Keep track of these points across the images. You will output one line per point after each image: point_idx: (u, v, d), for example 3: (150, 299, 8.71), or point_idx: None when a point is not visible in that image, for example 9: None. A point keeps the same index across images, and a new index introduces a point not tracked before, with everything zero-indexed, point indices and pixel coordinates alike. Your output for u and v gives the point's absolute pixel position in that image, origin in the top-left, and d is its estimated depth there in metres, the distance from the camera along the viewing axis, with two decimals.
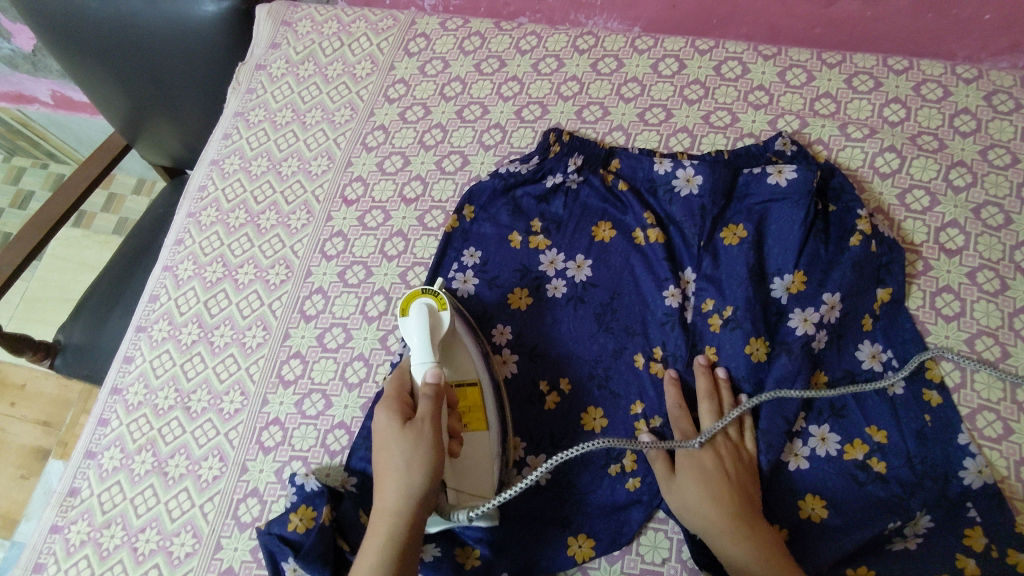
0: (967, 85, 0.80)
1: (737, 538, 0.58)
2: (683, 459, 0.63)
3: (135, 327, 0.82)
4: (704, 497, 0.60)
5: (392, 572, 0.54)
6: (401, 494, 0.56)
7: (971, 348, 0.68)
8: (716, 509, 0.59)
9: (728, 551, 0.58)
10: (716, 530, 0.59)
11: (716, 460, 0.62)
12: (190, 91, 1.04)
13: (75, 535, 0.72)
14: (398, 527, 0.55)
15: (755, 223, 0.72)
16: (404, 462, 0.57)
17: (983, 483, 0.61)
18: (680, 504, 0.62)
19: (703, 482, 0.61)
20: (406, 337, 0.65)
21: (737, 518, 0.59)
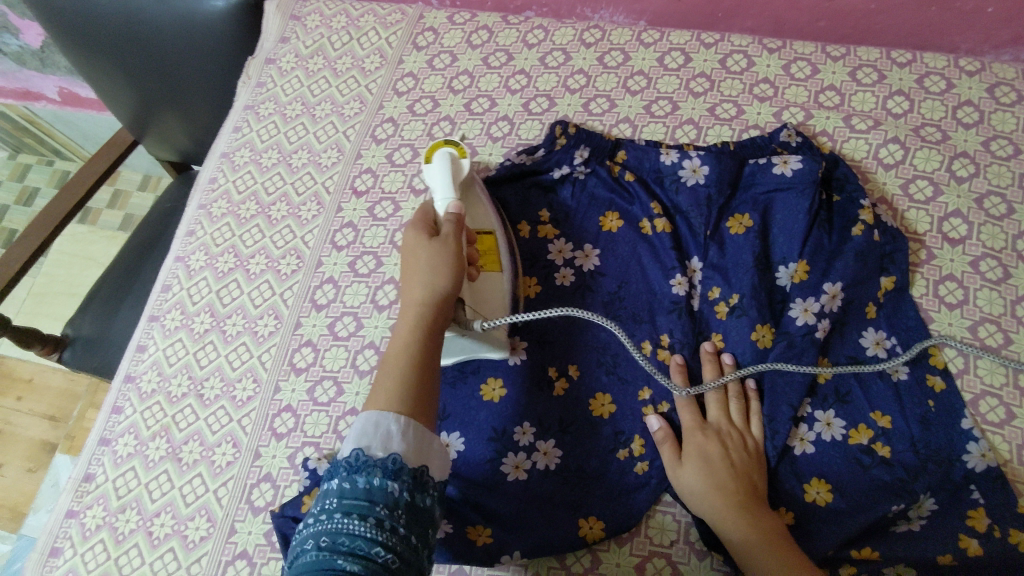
0: (969, 77, 0.81)
1: (743, 523, 0.59)
2: (688, 447, 0.64)
3: (148, 316, 0.83)
4: (708, 484, 0.61)
5: (422, 350, 0.57)
6: (429, 285, 0.59)
7: (974, 335, 0.69)
8: (721, 496, 0.60)
9: (734, 536, 0.59)
10: (722, 515, 0.60)
11: (721, 447, 0.63)
12: (198, 86, 1.05)
13: (91, 520, 0.73)
14: (426, 316, 0.58)
15: (761, 213, 0.73)
16: (432, 258, 0.60)
17: (986, 466, 0.62)
18: (687, 491, 0.63)
19: (708, 470, 0.62)
20: (428, 180, 0.71)
21: (743, 504, 0.60)
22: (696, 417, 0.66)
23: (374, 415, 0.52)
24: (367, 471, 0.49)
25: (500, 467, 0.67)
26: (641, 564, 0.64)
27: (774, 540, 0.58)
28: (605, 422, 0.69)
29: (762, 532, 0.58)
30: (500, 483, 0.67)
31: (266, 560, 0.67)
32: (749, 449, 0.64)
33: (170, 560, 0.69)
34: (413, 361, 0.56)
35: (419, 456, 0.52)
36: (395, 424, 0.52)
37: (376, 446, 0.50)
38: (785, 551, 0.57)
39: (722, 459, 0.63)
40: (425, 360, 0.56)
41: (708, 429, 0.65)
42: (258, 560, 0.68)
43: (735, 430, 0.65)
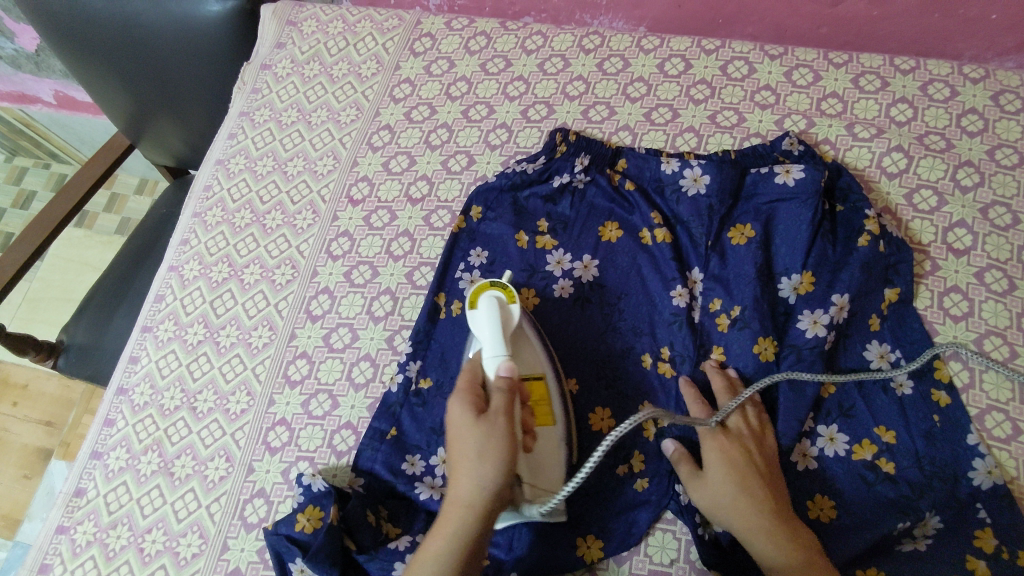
0: (974, 85, 0.80)
1: (773, 535, 0.56)
2: (710, 455, 0.62)
3: (141, 327, 0.82)
4: (737, 497, 0.58)
5: (459, 558, 0.53)
6: (474, 485, 0.55)
7: (980, 348, 0.68)
8: (749, 505, 0.58)
9: (762, 547, 0.56)
10: (751, 525, 0.57)
11: (745, 454, 0.61)
12: (193, 90, 1.04)
13: (82, 536, 0.72)
14: (463, 519, 0.54)
15: (763, 223, 0.72)
16: (479, 455, 0.55)
17: (993, 484, 0.61)
18: (711, 500, 0.60)
19: (735, 476, 0.59)
20: (473, 327, 0.64)
21: (772, 513, 0.57)
22: (713, 424, 0.63)
23: None
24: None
25: None
26: None
27: (806, 555, 0.55)
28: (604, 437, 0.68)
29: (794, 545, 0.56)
30: None
31: None
32: (769, 456, 0.62)
33: None
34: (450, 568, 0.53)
35: None
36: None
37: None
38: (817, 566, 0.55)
39: (746, 465, 0.60)
40: (459, 571, 0.53)
41: (729, 435, 0.62)
42: None
43: (750, 432, 0.63)
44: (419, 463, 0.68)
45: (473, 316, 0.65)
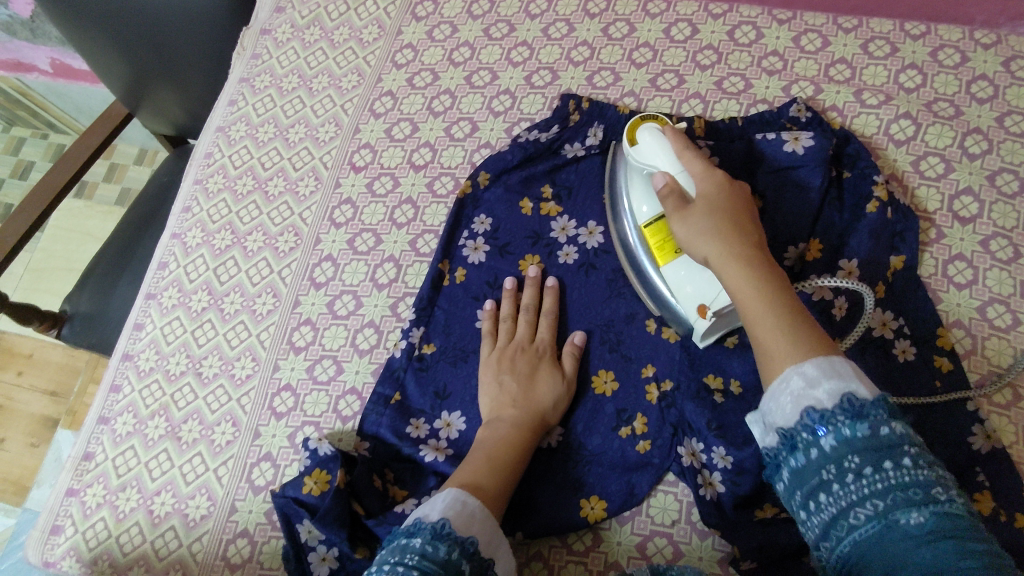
0: (985, 50, 0.79)
1: (751, 278, 0.52)
2: (700, 194, 0.59)
3: (144, 294, 0.82)
4: (715, 227, 0.56)
5: (517, 450, 0.62)
6: (546, 398, 0.66)
7: (983, 316, 0.68)
8: (723, 237, 0.55)
9: (730, 281, 0.53)
10: (719, 250, 0.55)
11: (730, 212, 0.57)
12: (177, 37, 1.00)
13: (91, 499, 0.73)
14: (521, 442, 0.63)
15: (771, 192, 0.71)
16: (555, 385, 0.67)
17: (991, 448, 0.62)
18: (691, 235, 0.57)
19: (714, 217, 0.57)
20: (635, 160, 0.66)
21: (742, 243, 0.55)
22: (705, 163, 0.61)
23: (460, 493, 0.55)
24: (448, 544, 0.50)
25: None
26: (642, 543, 0.64)
27: (778, 296, 0.51)
28: (607, 399, 0.68)
29: (770, 277, 0.52)
30: None
31: (267, 538, 0.68)
32: (749, 208, 0.59)
33: (171, 538, 0.69)
34: (516, 452, 0.62)
35: (491, 548, 0.53)
36: (477, 509, 0.54)
37: (458, 524, 0.52)
38: (789, 313, 0.50)
39: (729, 207, 0.58)
40: (510, 478, 0.60)
41: (710, 174, 0.60)
42: (259, 538, 0.68)
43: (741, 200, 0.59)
44: (423, 428, 0.69)
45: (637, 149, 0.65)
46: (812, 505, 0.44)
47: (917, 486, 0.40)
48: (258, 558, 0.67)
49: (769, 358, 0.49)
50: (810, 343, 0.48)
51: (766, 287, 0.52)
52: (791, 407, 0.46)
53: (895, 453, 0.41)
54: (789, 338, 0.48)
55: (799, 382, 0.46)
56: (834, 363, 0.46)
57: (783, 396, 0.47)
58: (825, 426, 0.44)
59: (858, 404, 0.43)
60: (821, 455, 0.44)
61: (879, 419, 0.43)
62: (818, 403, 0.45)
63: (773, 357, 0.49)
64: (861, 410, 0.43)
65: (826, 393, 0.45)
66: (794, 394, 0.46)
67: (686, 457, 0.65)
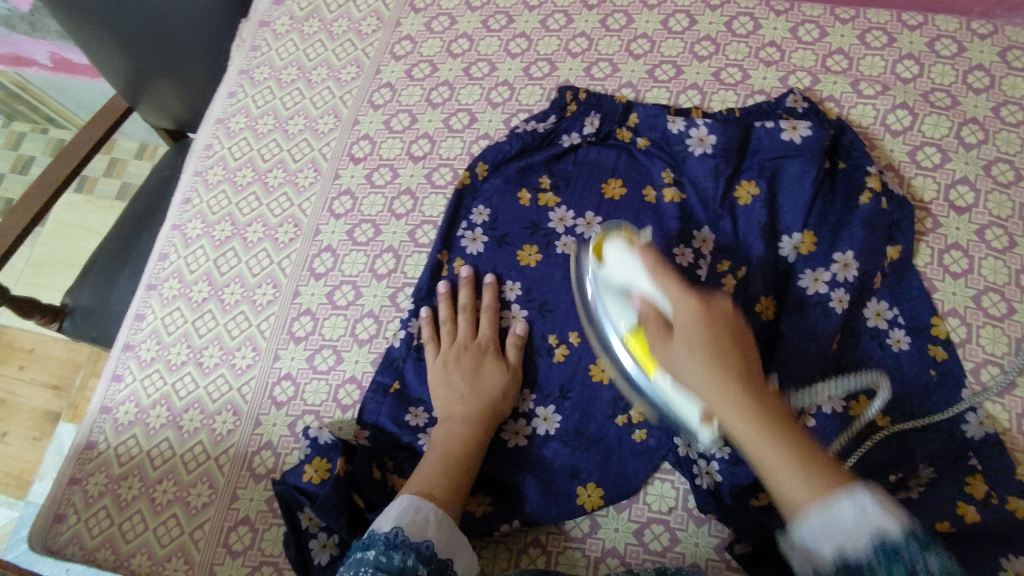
0: (981, 40, 0.79)
1: (759, 438, 0.44)
2: (677, 316, 0.53)
3: (146, 285, 0.83)
4: (699, 355, 0.49)
5: (470, 443, 0.63)
6: (492, 389, 0.67)
7: (978, 304, 0.68)
8: (710, 362, 0.48)
9: (716, 403, 0.47)
10: (703, 371, 0.48)
11: (716, 327, 0.50)
12: (175, 28, 1.01)
13: (94, 487, 0.73)
14: (475, 437, 0.64)
15: (768, 179, 0.72)
16: (501, 374, 0.68)
17: (984, 434, 0.62)
18: (675, 362, 0.51)
19: (698, 330, 0.50)
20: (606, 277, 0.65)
21: (726, 356, 0.48)
22: (679, 281, 0.56)
23: (415, 498, 0.56)
24: (404, 550, 0.51)
25: (500, 434, 0.69)
26: (640, 529, 0.64)
27: (777, 421, 0.45)
28: (604, 387, 0.69)
29: (781, 432, 0.44)
30: (501, 449, 0.68)
31: (268, 526, 0.68)
32: (729, 309, 0.53)
33: (173, 526, 0.70)
34: (470, 445, 0.63)
35: (448, 550, 0.54)
36: (433, 514, 0.55)
37: (413, 531, 0.53)
38: (802, 448, 0.43)
39: (709, 325, 0.51)
40: (466, 476, 0.61)
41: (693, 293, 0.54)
42: (260, 525, 0.68)
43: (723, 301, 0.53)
44: (422, 416, 0.70)
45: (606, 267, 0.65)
46: None
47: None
48: (259, 545, 0.68)
49: (789, 503, 0.42)
50: (829, 479, 0.41)
51: (777, 439, 0.43)
52: (829, 553, 0.39)
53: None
54: (806, 483, 0.41)
55: (840, 527, 0.39)
56: (861, 501, 0.39)
57: (819, 540, 0.40)
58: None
59: (894, 548, 0.38)
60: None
61: (917, 559, 0.37)
62: (854, 546, 0.38)
63: (792, 491, 0.42)
64: (896, 555, 0.37)
65: (857, 535, 0.38)
66: (826, 532, 0.39)
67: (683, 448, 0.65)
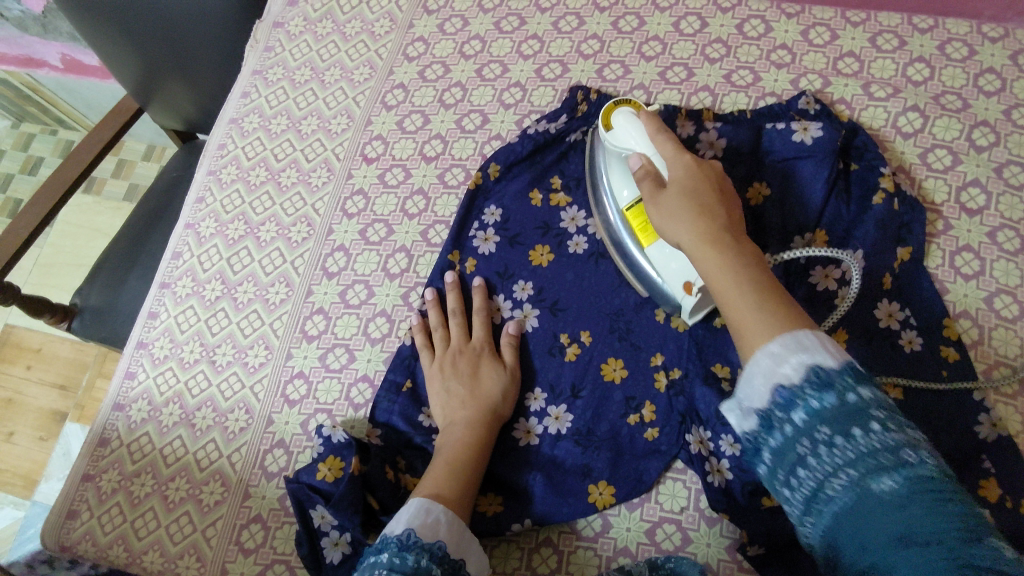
0: (992, 44, 0.79)
1: (728, 266, 0.50)
2: (672, 177, 0.58)
3: (159, 283, 0.83)
4: (690, 211, 0.54)
5: (473, 448, 0.63)
6: (491, 392, 0.67)
7: (990, 306, 0.68)
8: (697, 218, 0.53)
9: (701, 263, 0.52)
10: (692, 228, 0.53)
11: (709, 193, 0.56)
12: (190, 30, 1.02)
13: (107, 484, 0.74)
14: (478, 441, 0.64)
15: (780, 180, 0.72)
16: (499, 377, 0.68)
17: (997, 436, 0.62)
18: (664, 218, 0.56)
19: (688, 198, 0.55)
20: (608, 150, 0.67)
21: (714, 219, 0.53)
22: (676, 147, 0.60)
23: (425, 501, 0.56)
24: (416, 551, 0.51)
25: (512, 433, 0.69)
26: (651, 529, 0.64)
27: (755, 271, 0.49)
28: (616, 386, 0.69)
29: (749, 270, 0.49)
30: (513, 448, 0.68)
31: (281, 524, 0.69)
32: (721, 184, 0.58)
33: (186, 523, 0.70)
34: (474, 450, 0.63)
35: (461, 551, 0.54)
36: (443, 515, 0.55)
37: (425, 533, 0.53)
38: (771, 293, 0.48)
39: (704, 185, 0.56)
40: (473, 479, 0.61)
41: (692, 160, 0.58)
42: (272, 523, 0.69)
43: (716, 175, 0.58)
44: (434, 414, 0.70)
45: (613, 133, 0.65)
46: (793, 481, 0.42)
47: (886, 450, 0.38)
48: (271, 543, 0.68)
49: (742, 333, 0.46)
50: (779, 314, 0.46)
51: (742, 275, 0.49)
52: (763, 387, 0.43)
53: (863, 420, 0.39)
54: (760, 317, 0.46)
55: (780, 350, 0.43)
56: (801, 339, 0.43)
57: (753, 373, 0.44)
58: (793, 400, 0.41)
59: (824, 373, 0.41)
60: (796, 429, 0.41)
61: (845, 384, 0.40)
62: (786, 376, 0.42)
63: (745, 321, 0.47)
64: (826, 382, 0.40)
65: (791, 367, 0.42)
66: (764, 369, 0.43)
67: (695, 444, 0.65)
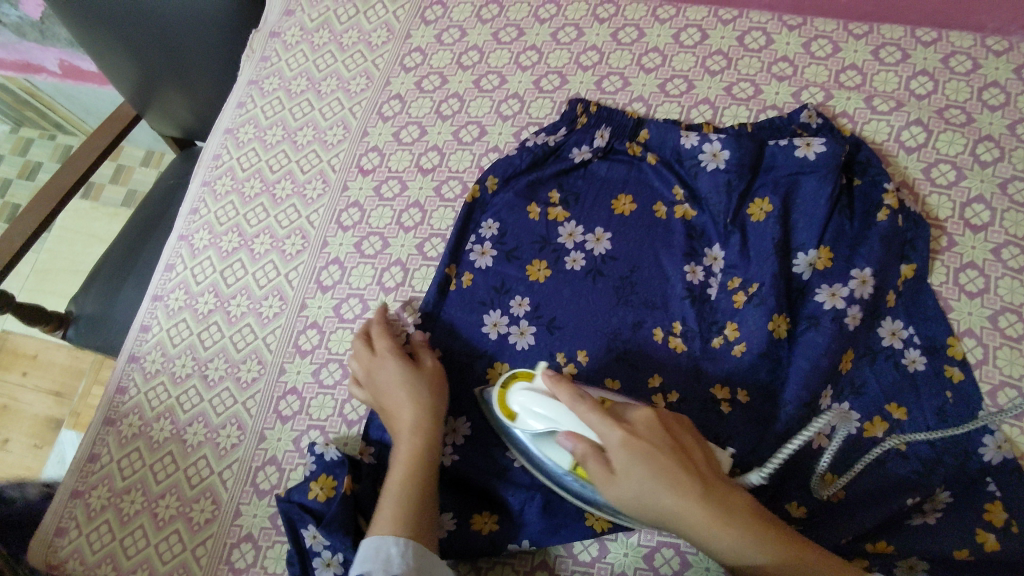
0: (996, 57, 0.78)
1: (753, 542, 0.47)
2: (620, 467, 0.50)
3: (151, 296, 0.82)
4: (672, 491, 0.48)
5: (416, 462, 0.59)
6: (416, 399, 0.62)
7: (995, 325, 0.67)
8: (690, 515, 0.48)
9: (715, 544, 0.48)
10: (689, 516, 0.48)
11: (667, 452, 0.50)
12: (185, 37, 1.00)
13: (96, 501, 0.72)
14: (421, 454, 0.59)
15: (781, 197, 0.71)
16: (419, 380, 0.63)
17: (1002, 458, 0.61)
18: (638, 496, 0.49)
19: (661, 476, 0.49)
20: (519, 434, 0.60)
21: (699, 495, 0.48)
22: (605, 416, 0.52)
23: (375, 538, 0.54)
24: None
25: (507, 454, 0.67)
26: (649, 552, 0.63)
27: (762, 523, 0.48)
28: None
29: (752, 525, 0.48)
30: (509, 470, 0.67)
31: (272, 543, 0.67)
32: (654, 418, 0.52)
33: (176, 542, 0.69)
34: (420, 465, 0.59)
35: (422, 573, 0.53)
36: (394, 547, 0.53)
37: (377, 571, 0.51)
38: (777, 534, 0.48)
39: (663, 452, 0.50)
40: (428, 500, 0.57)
41: (627, 429, 0.51)
42: (263, 542, 0.68)
43: (654, 423, 0.52)
44: None
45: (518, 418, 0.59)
46: None
47: None
48: (262, 563, 0.67)
49: None
50: (811, 566, 0.47)
51: (769, 559, 0.47)
52: None
53: None
54: (785, 564, 0.47)
55: None
56: None
57: None
58: None
59: None
60: None
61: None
62: None
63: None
64: None
65: None
66: None
67: None
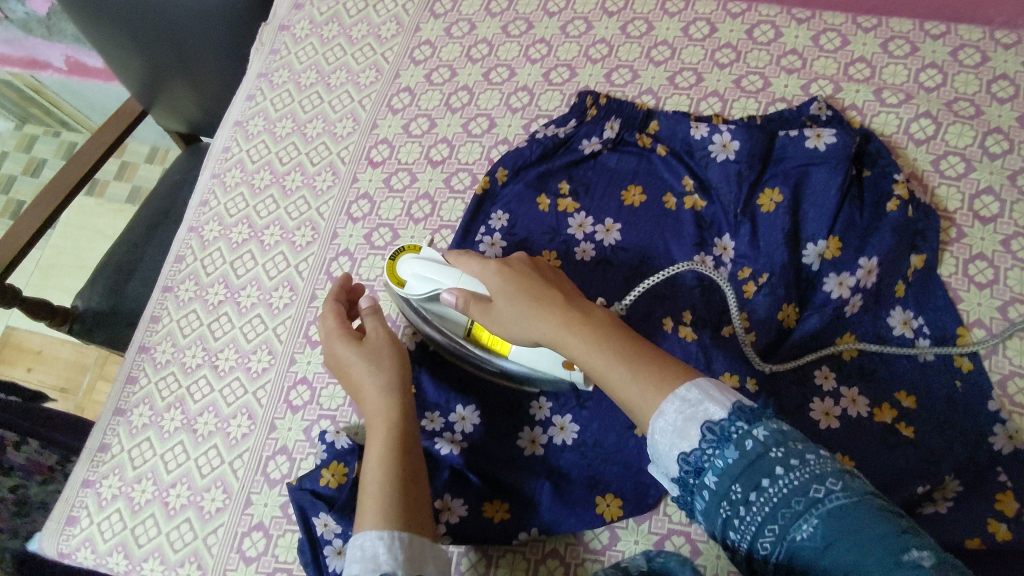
0: (1005, 50, 0.78)
1: (603, 350, 0.49)
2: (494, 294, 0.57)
3: (161, 287, 0.82)
4: (531, 307, 0.54)
5: (390, 451, 0.57)
6: (378, 388, 0.61)
7: (1004, 316, 0.67)
8: (547, 324, 0.53)
9: (574, 352, 0.51)
10: (555, 331, 0.52)
11: (533, 281, 0.56)
12: (195, 33, 1.01)
13: (107, 490, 0.73)
14: (394, 445, 0.58)
15: (792, 187, 0.71)
16: (377, 368, 0.62)
17: (1013, 448, 0.61)
18: (511, 320, 0.56)
19: (529, 299, 0.55)
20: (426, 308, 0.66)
21: (562, 313, 0.53)
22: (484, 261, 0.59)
23: (359, 539, 0.52)
24: None
25: (517, 442, 0.68)
26: (660, 540, 0.63)
27: (617, 334, 0.50)
28: None
29: (616, 344, 0.49)
30: (519, 458, 0.67)
31: (283, 532, 0.67)
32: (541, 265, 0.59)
33: (187, 531, 0.69)
34: (393, 453, 0.57)
35: (412, 565, 0.51)
36: (379, 542, 0.51)
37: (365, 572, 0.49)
38: (632, 350, 0.49)
39: (532, 283, 0.56)
40: (412, 490, 0.56)
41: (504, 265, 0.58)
42: (274, 531, 0.68)
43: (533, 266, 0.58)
44: (438, 421, 0.68)
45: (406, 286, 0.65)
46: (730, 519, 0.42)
47: (800, 485, 0.39)
48: (273, 551, 0.67)
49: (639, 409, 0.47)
50: (654, 375, 0.47)
51: (614, 360, 0.49)
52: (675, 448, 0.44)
53: (766, 463, 0.41)
54: (632, 373, 0.47)
55: (682, 412, 0.44)
56: (695, 399, 0.44)
57: (669, 438, 0.44)
58: (704, 463, 0.43)
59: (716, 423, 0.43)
60: (714, 484, 0.43)
61: (742, 433, 0.42)
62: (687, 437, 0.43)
63: (635, 394, 0.47)
64: (722, 433, 0.42)
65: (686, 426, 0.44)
66: (667, 429, 0.45)
67: None
